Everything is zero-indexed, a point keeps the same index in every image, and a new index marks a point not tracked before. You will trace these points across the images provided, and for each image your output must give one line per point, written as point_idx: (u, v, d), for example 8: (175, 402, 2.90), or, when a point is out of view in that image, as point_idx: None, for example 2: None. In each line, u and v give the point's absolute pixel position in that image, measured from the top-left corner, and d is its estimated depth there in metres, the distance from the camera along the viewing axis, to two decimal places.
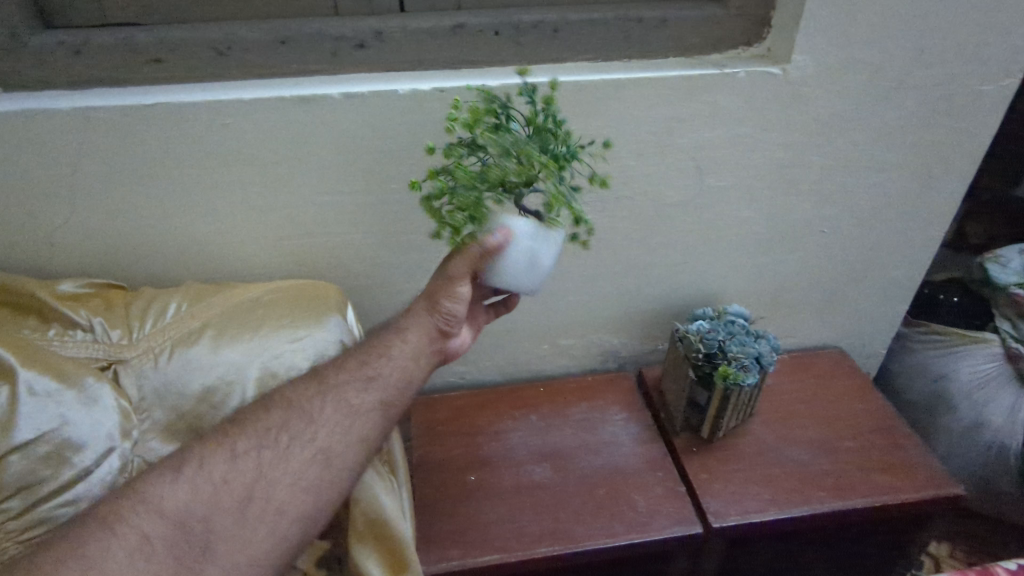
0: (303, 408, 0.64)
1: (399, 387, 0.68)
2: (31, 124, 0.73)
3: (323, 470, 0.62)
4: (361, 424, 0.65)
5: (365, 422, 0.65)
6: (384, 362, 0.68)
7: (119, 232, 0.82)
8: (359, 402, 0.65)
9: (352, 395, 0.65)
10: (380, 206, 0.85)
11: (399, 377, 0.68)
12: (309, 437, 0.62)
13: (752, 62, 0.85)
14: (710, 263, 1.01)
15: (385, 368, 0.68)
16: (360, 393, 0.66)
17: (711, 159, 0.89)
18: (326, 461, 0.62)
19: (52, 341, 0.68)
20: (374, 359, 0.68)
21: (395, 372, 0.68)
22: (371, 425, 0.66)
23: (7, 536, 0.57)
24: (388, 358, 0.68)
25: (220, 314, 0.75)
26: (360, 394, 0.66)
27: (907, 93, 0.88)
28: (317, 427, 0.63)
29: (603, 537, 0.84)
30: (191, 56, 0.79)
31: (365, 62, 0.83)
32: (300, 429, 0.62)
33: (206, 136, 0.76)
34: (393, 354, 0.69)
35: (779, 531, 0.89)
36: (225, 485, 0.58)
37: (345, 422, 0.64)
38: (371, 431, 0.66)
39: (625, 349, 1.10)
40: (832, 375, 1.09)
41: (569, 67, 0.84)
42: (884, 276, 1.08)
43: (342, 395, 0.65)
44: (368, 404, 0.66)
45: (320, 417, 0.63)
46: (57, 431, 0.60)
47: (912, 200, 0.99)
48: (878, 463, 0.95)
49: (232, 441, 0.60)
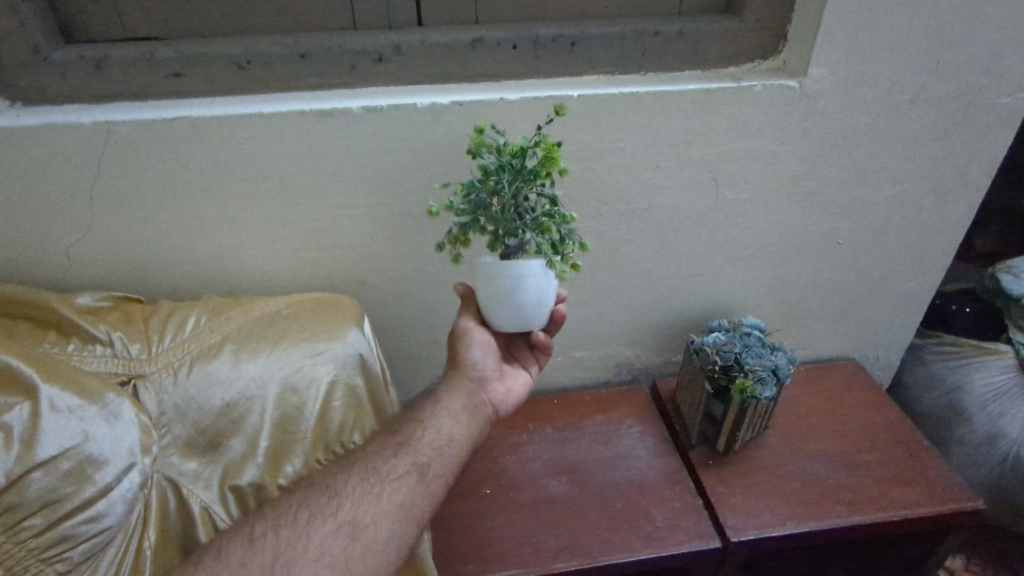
0: (332, 484, 0.63)
1: (432, 451, 0.67)
2: (52, 138, 0.73)
3: (350, 543, 0.59)
4: (392, 490, 0.63)
5: (396, 488, 0.64)
6: (417, 428, 0.69)
7: (137, 246, 0.82)
8: (388, 470, 0.65)
9: (381, 461, 0.65)
10: (398, 219, 0.85)
11: (433, 440, 0.68)
12: (332, 510, 0.61)
13: (769, 76, 0.85)
14: (726, 274, 1.00)
15: (417, 434, 0.68)
16: (389, 460, 0.65)
17: (728, 172, 0.89)
18: (354, 533, 0.60)
19: (72, 356, 0.68)
20: (407, 428, 0.68)
21: (431, 434, 0.68)
22: (403, 490, 0.64)
23: (29, 554, 0.57)
24: (423, 425, 0.69)
25: (239, 327, 0.75)
26: (388, 461, 0.65)
27: (924, 105, 0.88)
28: (341, 500, 0.62)
29: (622, 552, 0.83)
30: (212, 71, 0.79)
31: (383, 76, 0.83)
32: (323, 505, 0.61)
33: (226, 150, 0.77)
34: (427, 420, 0.69)
35: (799, 545, 0.88)
36: (243, 570, 0.56)
37: (373, 489, 0.63)
38: (407, 497, 0.64)
39: (640, 361, 1.10)
40: (848, 387, 1.09)
41: (585, 81, 0.85)
42: (899, 288, 1.08)
43: (371, 464, 0.65)
44: (400, 469, 0.65)
45: (344, 490, 0.63)
46: (80, 448, 0.59)
47: (928, 212, 0.99)
48: (898, 476, 0.94)
49: (250, 530, 0.59)
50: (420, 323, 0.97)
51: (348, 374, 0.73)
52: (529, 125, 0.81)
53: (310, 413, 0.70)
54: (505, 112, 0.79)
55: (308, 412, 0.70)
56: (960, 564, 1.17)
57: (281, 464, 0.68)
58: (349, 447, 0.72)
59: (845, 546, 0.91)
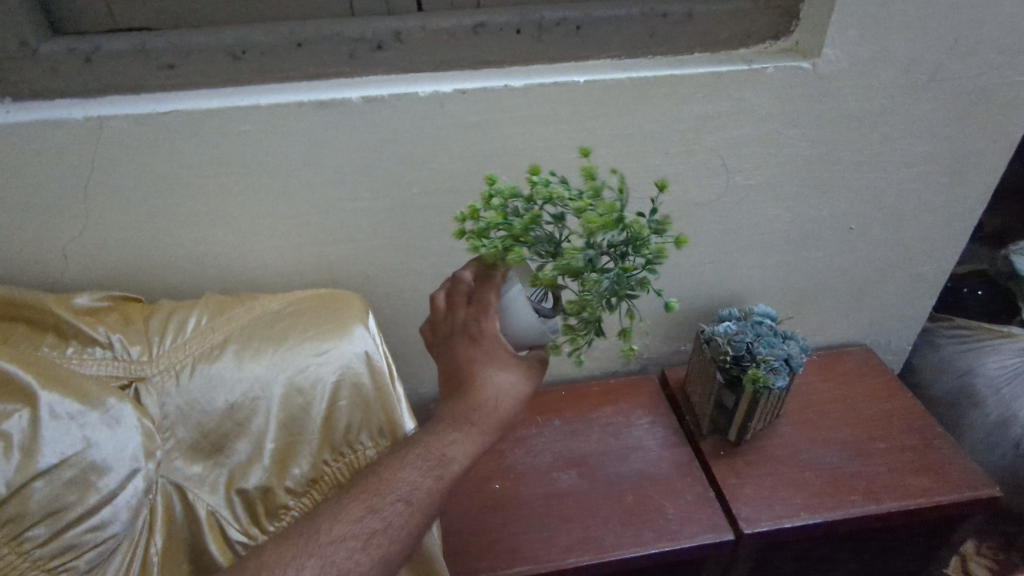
0: (320, 528, 0.59)
1: (406, 540, 0.60)
2: (43, 135, 0.71)
3: None
4: None
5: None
6: (389, 501, 0.60)
7: (134, 243, 0.80)
8: (349, 567, 0.57)
9: (343, 554, 0.58)
10: (402, 211, 0.83)
11: (413, 516, 0.60)
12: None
13: (781, 57, 0.83)
14: (737, 262, 0.98)
15: (394, 515, 0.60)
16: (350, 551, 0.58)
17: (738, 157, 0.87)
18: None
19: (71, 360, 0.67)
20: (383, 502, 0.60)
21: (411, 520, 0.60)
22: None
23: (34, 564, 0.55)
24: (403, 501, 0.60)
25: (241, 327, 0.73)
26: (351, 555, 0.58)
27: (940, 86, 0.85)
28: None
29: (633, 545, 0.82)
30: (206, 62, 0.77)
31: (384, 64, 0.81)
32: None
33: (222, 142, 0.74)
34: (407, 490, 0.61)
35: (811, 537, 0.87)
36: None
37: None
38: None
39: (648, 351, 1.08)
40: (860, 374, 1.07)
41: (591, 65, 0.82)
42: (913, 272, 1.06)
43: (328, 556, 0.57)
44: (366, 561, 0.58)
45: None
46: (82, 454, 0.58)
47: (943, 194, 0.96)
48: (911, 465, 0.93)
49: None
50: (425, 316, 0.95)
51: (354, 373, 0.70)
52: (535, 112, 0.78)
53: (316, 413, 0.68)
54: (511, 99, 0.77)
55: (315, 412, 0.68)
56: (972, 548, 1.17)
57: (288, 466, 0.67)
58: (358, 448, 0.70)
59: (843, 541, 0.90)
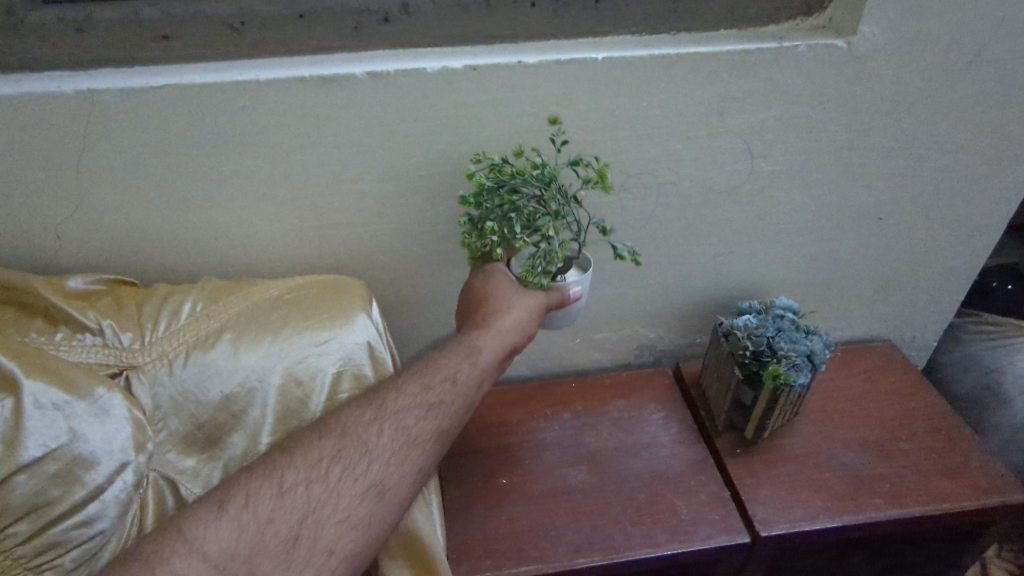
0: (385, 401, 0.63)
1: (459, 413, 0.65)
2: (32, 109, 0.67)
3: None
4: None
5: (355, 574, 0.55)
6: (441, 378, 0.65)
7: (129, 224, 0.77)
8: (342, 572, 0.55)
9: (410, 421, 0.62)
10: (408, 194, 0.79)
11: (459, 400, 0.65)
12: (363, 469, 0.59)
13: (813, 35, 0.78)
14: (757, 252, 0.94)
15: (446, 393, 0.65)
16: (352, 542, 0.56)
17: (763, 141, 0.82)
18: None
19: (60, 347, 0.64)
20: (435, 383, 0.65)
21: (460, 395, 0.65)
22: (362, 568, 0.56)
23: (16, 562, 0.53)
24: (451, 379, 0.65)
25: (239, 314, 0.69)
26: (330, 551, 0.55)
27: (984, 68, 0.80)
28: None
29: (644, 547, 0.79)
30: (203, 33, 0.73)
31: (391, 38, 0.76)
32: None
33: (220, 118, 0.70)
34: (452, 371, 0.66)
35: (829, 539, 0.83)
36: None
37: None
38: None
39: (662, 343, 1.04)
40: (883, 370, 1.03)
41: (610, 42, 0.77)
42: (943, 265, 1.01)
43: (398, 424, 0.62)
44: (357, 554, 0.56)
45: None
46: (68, 447, 0.55)
47: (980, 184, 0.91)
48: (934, 467, 0.89)
49: None
50: (432, 304, 0.91)
51: (355, 364, 0.67)
52: (550, 91, 0.74)
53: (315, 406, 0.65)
54: (524, 76, 0.73)
55: (313, 405, 0.65)
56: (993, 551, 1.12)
57: None
58: None
59: (863, 544, 0.87)
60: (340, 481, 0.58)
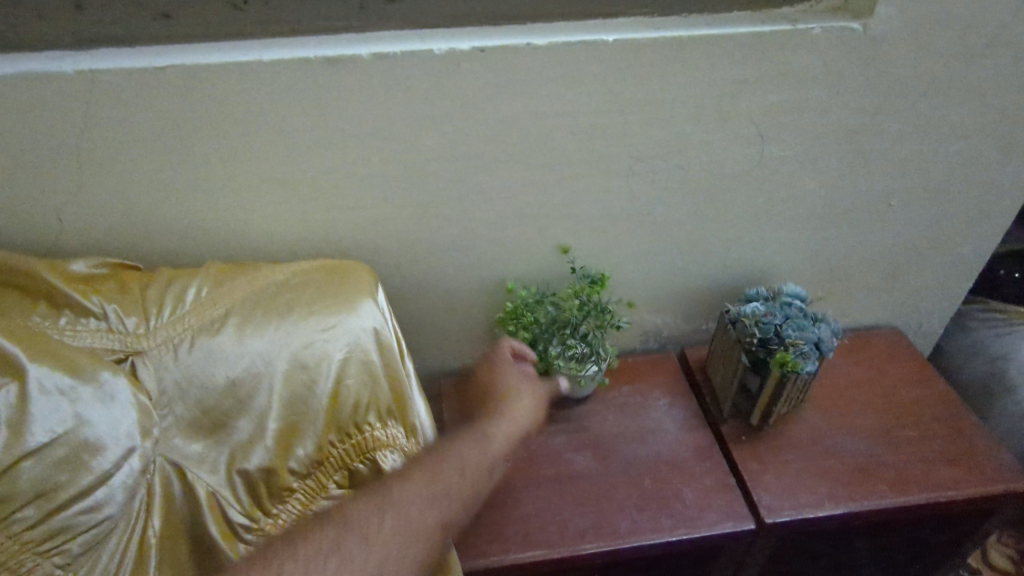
0: (390, 490, 0.61)
1: (462, 505, 0.64)
2: (33, 89, 0.66)
3: None
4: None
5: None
6: (449, 470, 0.65)
7: (132, 207, 0.76)
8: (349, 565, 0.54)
9: (416, 509, 0.61)
10: (414, 178, 0.78)
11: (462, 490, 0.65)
12: (365, 552, 0.56)
13: (829, 17, 0.76)
14: (766, 239, 0.93)
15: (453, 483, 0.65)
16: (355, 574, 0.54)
17: (774, 126, 0.81)
18: None
19: (64, 331, 0.63)
20: (444, 473, 0.65)
21: (465, 486, 0.65)
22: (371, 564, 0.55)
23: (25, 547, 0.52)
24: (460, 470, 0.66)
25: (244, 299, 0.69)
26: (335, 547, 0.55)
27: (1001, 51, 0.78)
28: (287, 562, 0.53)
29: (649, 531, 0.79)
30: (205, 12, 0.71)
31: (397, 18, 0.75)
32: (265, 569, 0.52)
33: (223, 99, 0.69)
34: (460, 464, 0.67)
35: (834, 526, 0.84)
36: None
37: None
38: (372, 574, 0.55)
39: (668, 329, 1.04)
40: (889, 357, 1.03)
41: (621, 23, 0.76)
42: (952, 253, 1.00)
43: (403, 510, 0.60)
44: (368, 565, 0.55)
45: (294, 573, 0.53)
46: (75, 433, 0.55)
47: (993, 170, 0.90)
48: (940, 454, 0.89)
49: None
50: (438, 289, 0.91)
51: (362, 349, 0.68)
52: (559, 73, 0.73)
53: (322, 392, 0.66)
54: (534, 58, 0.71)
55: (320, 391, 0.66)
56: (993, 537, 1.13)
57: (292, 446, 0.65)
58: (364, 427, 0.68)
59: (866, 531, 0.87)
60: (341, 566, 0.54)
